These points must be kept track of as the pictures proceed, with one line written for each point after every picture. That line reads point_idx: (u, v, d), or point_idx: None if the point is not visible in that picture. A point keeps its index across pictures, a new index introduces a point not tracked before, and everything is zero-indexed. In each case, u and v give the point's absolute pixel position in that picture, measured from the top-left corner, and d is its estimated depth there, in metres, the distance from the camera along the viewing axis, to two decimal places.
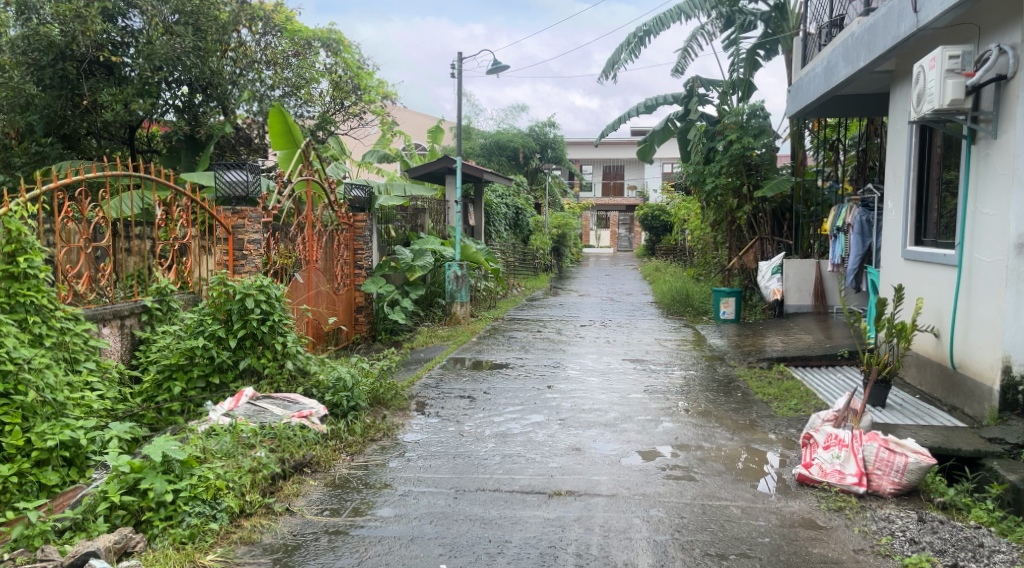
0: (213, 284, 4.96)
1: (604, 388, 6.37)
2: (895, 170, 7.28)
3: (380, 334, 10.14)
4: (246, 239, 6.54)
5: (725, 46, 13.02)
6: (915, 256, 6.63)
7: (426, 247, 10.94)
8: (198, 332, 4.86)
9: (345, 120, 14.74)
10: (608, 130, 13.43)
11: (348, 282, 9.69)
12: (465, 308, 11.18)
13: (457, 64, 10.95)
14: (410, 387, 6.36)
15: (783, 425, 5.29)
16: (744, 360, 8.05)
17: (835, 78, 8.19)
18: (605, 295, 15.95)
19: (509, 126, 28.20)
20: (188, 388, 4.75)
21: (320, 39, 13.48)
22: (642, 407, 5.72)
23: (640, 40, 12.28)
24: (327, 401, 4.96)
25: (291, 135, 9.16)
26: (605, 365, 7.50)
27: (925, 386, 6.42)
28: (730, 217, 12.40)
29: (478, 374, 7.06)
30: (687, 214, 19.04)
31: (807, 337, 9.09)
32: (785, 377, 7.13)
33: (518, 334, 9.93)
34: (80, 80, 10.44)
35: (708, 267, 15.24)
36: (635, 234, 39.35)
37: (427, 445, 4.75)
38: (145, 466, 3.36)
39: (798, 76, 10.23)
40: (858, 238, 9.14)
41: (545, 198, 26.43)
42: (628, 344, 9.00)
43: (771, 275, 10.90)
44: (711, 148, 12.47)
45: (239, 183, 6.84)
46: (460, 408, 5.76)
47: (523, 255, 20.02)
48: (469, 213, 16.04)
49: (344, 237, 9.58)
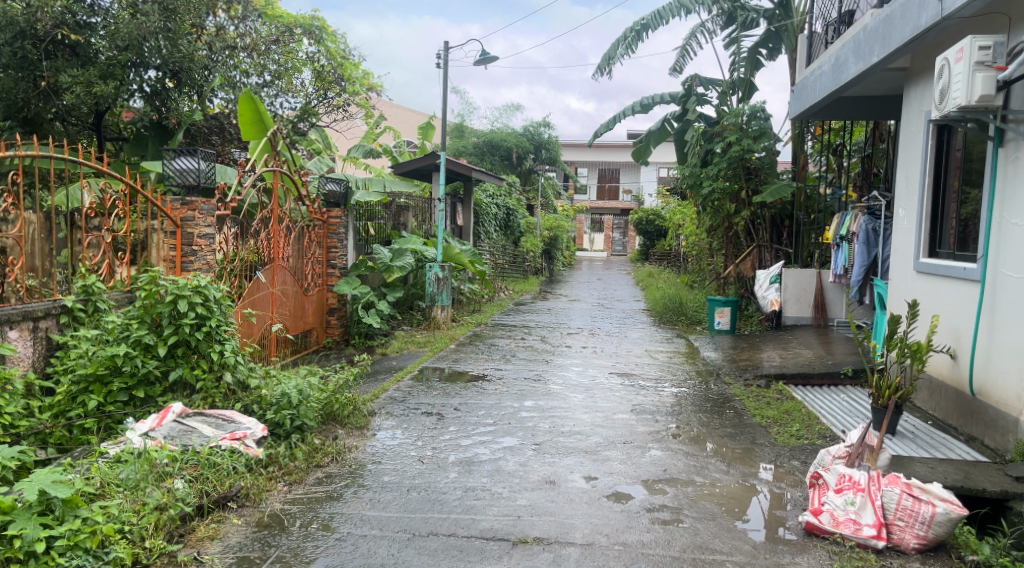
0: (142, 282, 4.38)
1: (587, 407, 5.78)
2: (907, 176, 6.75)
3: (353, 338, 9.51)
4: (197, 233, 5.97)
5: (726, 45, 12.49)
6: (929, 268, 6.10)
7: (407, 247, 10.35)
8: (122, 338, 4.25)
9: (328, 112, 14.12)
10: (601, 129, 12.87)
11: (319, 282, 9.10)
12: (446, 311, 10.56)
13: (443, 54, 10.33)
14: (373, 401, 5.75)
15: (785, 457, 4.71)
16: (739, 376, 7.47)
17: (843, 77, 7.64)
18: (595, 301, 15.37)
19: (503, 125, 27.61)
20: (107, 402, 4.16)
21: (303, 26, 12.88)
22: (627, 430, 5.13)
23: (637, 34, 11.72)
24: (268, 420, 4.34)
25: (262, 124, 8.55)
26: (590, 379, 6.90)
27: (937, 412, 5.87)
28: (727, 222, 11.72)
29: (451, 387, 6.46)
30: (682, 218, 18.48)
31: (807, 352, 8.52)
32: (784, 397, 6.56)
33: (501, 341, 9.34)
34: (41, 61, 9.75)
35: (703, 274, 14.71)
36: (629, 239, 38.72)
37: (380, 474, 4.15)
38: (16, 507, 2.78)
39: (802, 75, 9.69)
40: (863, 248, 8.59)
41: (538, 199, 25.85)
42: (617, 355, 8.41)
43: (769, 285, 10.29)
44: (709, 150, 11.96)
45: (190, 173, 6.09)
46: (425, 428, 5.17)
47: (513, 257, 19.42)
48: (456, 213, 15.46)
49: (317, 233, 9.01)
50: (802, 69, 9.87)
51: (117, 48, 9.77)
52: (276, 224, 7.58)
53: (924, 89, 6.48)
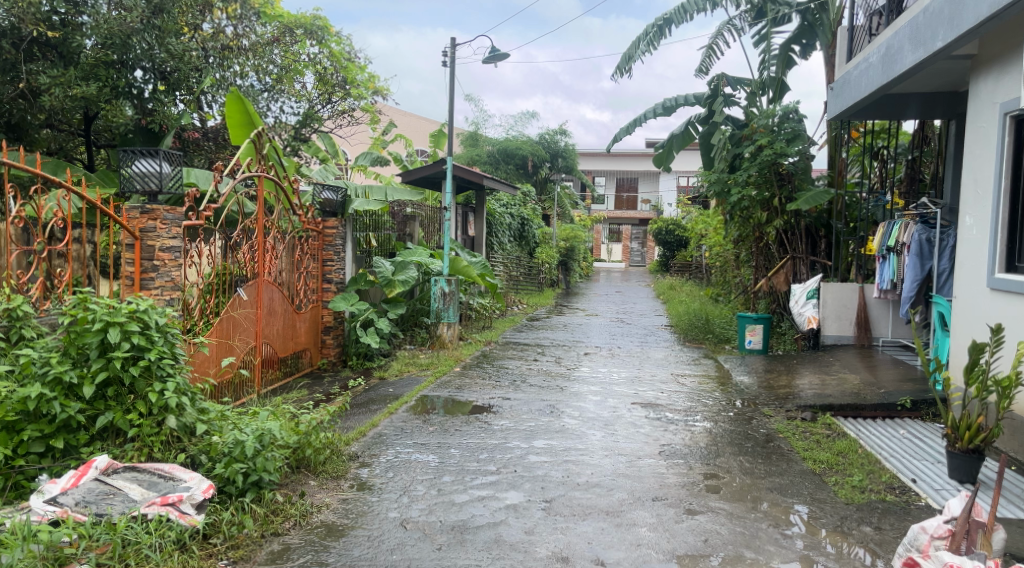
0: (68, 304, 3.60)
1: (607, 449, 4.94)
2: (976, 178, 5.91)
3: (350, 360, 8.71)
4: (160, 246, 5.19)
5: (755, 42, 11.66)
6: (1009, 285, 5.26)
7: (411, 259, 9.57)
8: (39, 375, 3.46)
9: (333, 118, 13.46)
10: (621, 132, 12.07)
11: (313, 298, 8.39)
12: (453, 329, 9.69)
13: (450, 51, 9.56)
14: (357, 442, 4.95)
15: (853, 520, 3.85)
16: (780, 406, 6.59)
17: (896, 68, 6.82)
18: (614, 316, 14.50)
19: (519, 133, 26.85)
20: (18, 454, 3.39)
21: (304, 26, 12.20)
22: (657, 482, 4.30)
23: (660, 30, 10.92)
24: (215, 476, 3.54)
25: (251, 124, 7.87)
26: (611, 411, 6.06)
27: (1022, 455, 4.98)
28: (757, 232, 10.90)
29: (452, 422, 5.64)
30: (705, 228, 17.61)
31: (852, 377, 7.60)
32: (835, 435, 5.69)
33: (511, 363, 8.53)
34: (21, 63, 8.89)
35: (729, 287, 13.83)
36: (647, 250, 37.58)
37: (352, 547, 3.34)
38: None
39: (843, 71, 8.84)
40: (915, 261, 7.70)
41: (553, 209, 25.09)
42: (639, 381, 7.56)
43: (805, 300, 9.46)
44: (737, 155, 10.99)
45: (150, 176, 5.31)
46: (416, 477, 4.35)
47: (528, 268, 18.62)
48: (468, 223, 14.75)
49: (311, 246, 8.29)
50: (842, 66, 9.04)
51: (102, 47, 9.05)
52: (261, 238, 6.88)
53: (1001, 77, 5.66)
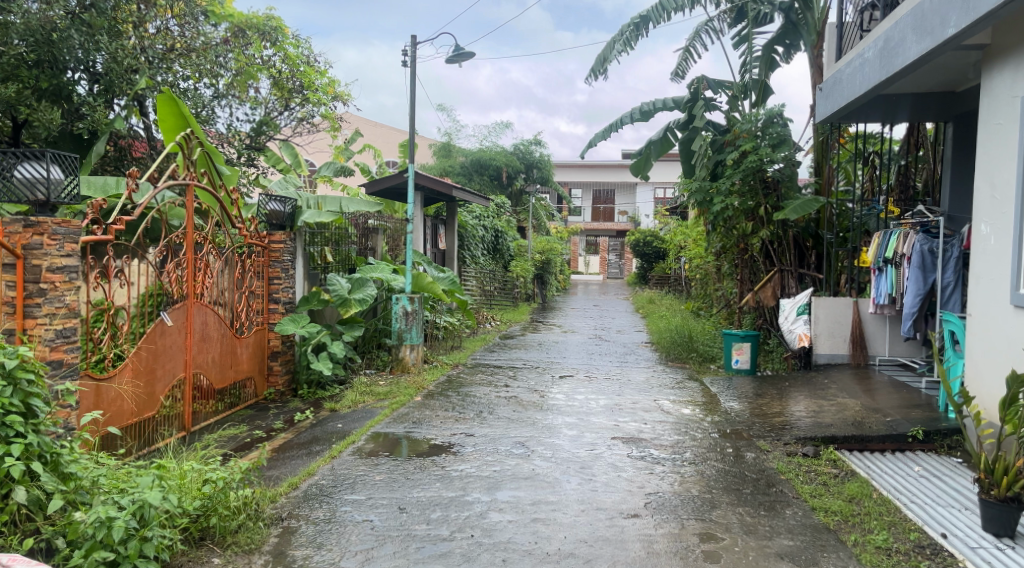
0: None
1: (583, 503, 4.18)
2: (992, 182, 5.29)
3: (301, 388, 7.87)
4: (48, 266, 4.35)
5: (736, 43, 11.08)
6: None
7: (370, 275, 8.79)
8: None
9: (292, 127, 12.66)
10: (597, 137, 11.41)
11: (257, 321, 7.56)
12: (417, 352, 8.90)
13: (410, 49, 8.82)
14: (284, 500, 4.14)
15: None
16: (776, 438, 5.88)
17: (897, 62, 6.21)
18: (592, 332, 13.78)
19: (493, 143, 26.14)
20: None
21: (257, 27, 11.30)
22: (643, 551, 3.56)
23: (636, 29, 10.32)
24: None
25: (182, 125, 7.10)
26: (588, 450, 5.31)
27: None
28: (742, 244, 10.24)
29: (403, 468, 4.84)
30: (685, 239, 17.00)
31: (851, 402, 6.93)
32: (843, 475, 4.98)
33: (479, 390, 7.74)
34: None
35: (711, 301, 13.18)
36: (625, 262, 37.06)
37: None
38: None
39: (832, 70, 8.25)
40: (917, 274, 7.08)
41: (529, 221, 24.48)
42: (620, 410, 6.80)
43: (796, 316, 8.78)
44: (719, 161, 10.34)
45: (37, 184, 4.54)
46: (351, 548, 3.57)
47: (502, 283, 17.86)
48: (438, 236, 13.98)
49: (254, 262, 7.46)
50: (830, 66, 8.43)
51: (27, 45, 8.17)
52: (191, 255, 6.09)
53: (1019, 67, 5.07)
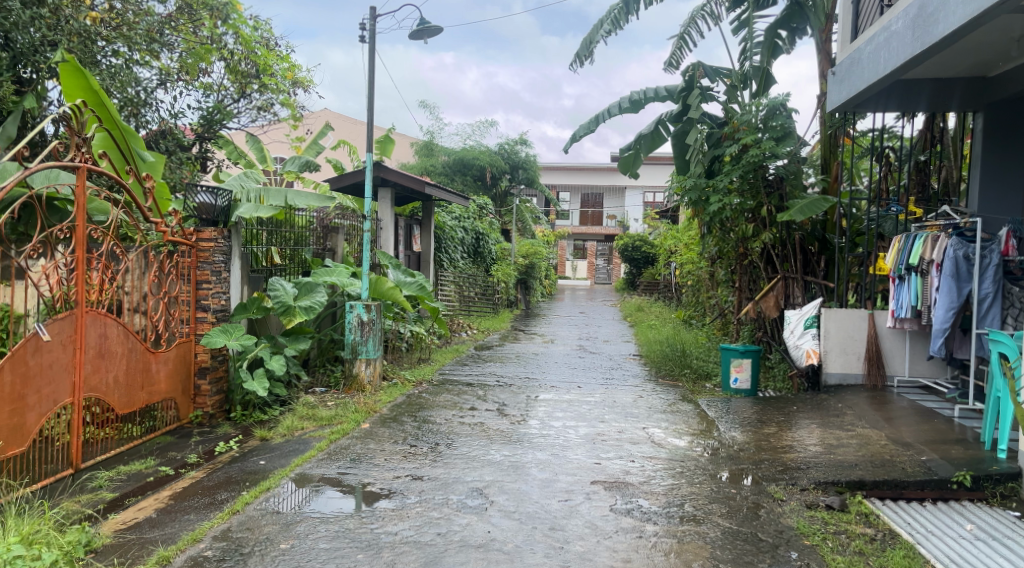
0: None
1: None
2: None
3: (233, 411, 6.76)
4: None
5: (735, 29, 10.10)
6: None
7: (320, 280, 7.64)
8: None
9: (250, 117, 11.53)
10: (582, 129, 10.39)
11: (178, 333, 6.42)
12: (373, 368, 7.81)
13: (368, 22, 7.75)
14: None
15: None
16: (791, 482, 4.82)
17: (935, 32, 5.22)
18: (576, 343, 12.75)
19: (476, 142, 25.05)
20: None
21: (205, 4, 10.13)
22: None
23: (625, 9, 9.31)
24: None
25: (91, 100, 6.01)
26: (561, 502, 4.25)
27: None
28: (741, 249, 9.27)
29: (322, 530, 3.77)
30: (676, 244, 16.02)
31: (874, 433, 5.90)
32: (880, 537, 3.96)
33: (440, 414, 6.66)
34: None
35: (706, 310, 12.16)
36: (613, 268, 36.31)
37: None
38: None
39: (848, 51, 7.25)
40: (950, 284, 6.06)
41: (512, 223, 23.47)
42: (603, 443, 5.73)
43: (803, 330, 7.78)
44: (716, 157, 9.29)
45: None
46: None
47: (484, 287, 16.77)
48: (411, 237, 12.90)
49: (175, 264, 6.33)
50: (846, 47, 7.44)
51: None
52: (83, 254, 4.97)
53: None
